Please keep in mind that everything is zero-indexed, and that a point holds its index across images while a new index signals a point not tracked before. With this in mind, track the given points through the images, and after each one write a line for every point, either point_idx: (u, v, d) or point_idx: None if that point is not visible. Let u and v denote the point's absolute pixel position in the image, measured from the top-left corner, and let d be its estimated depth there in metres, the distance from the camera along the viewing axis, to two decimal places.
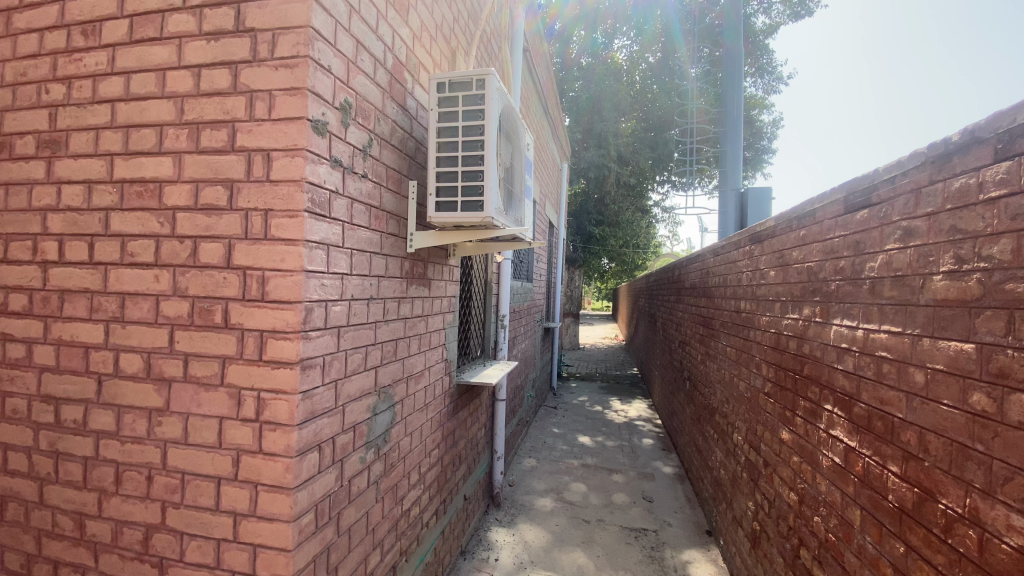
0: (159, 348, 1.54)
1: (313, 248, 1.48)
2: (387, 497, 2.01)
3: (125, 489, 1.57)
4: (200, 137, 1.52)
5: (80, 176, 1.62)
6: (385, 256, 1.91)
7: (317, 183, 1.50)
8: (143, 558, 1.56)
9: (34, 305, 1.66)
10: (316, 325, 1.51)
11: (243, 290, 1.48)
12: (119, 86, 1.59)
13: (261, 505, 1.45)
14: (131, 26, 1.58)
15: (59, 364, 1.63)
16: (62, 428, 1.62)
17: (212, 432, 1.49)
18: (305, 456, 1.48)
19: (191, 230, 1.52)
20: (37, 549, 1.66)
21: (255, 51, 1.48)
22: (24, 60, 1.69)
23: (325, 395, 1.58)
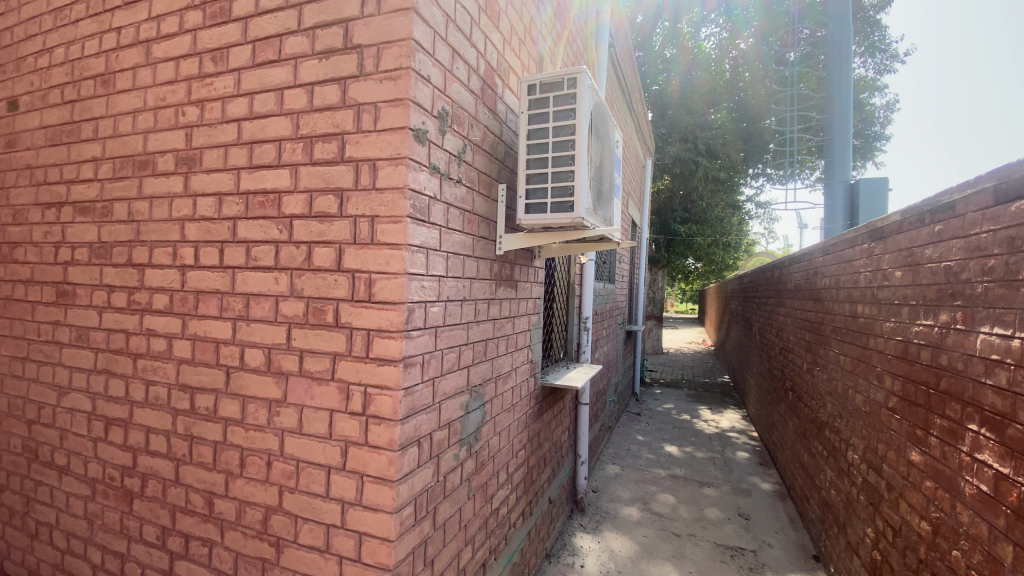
0: (277, 344, 1.68)
1: (414, 252, 1.54)
2: (478, 495, 2.05)
3: (248, 472, 1.72)
4: (313, 150, 1.64)
5: (212, 189, 1.81)
6: (478, 259, 1.94)
7: (418, 190, 1.56)
8: (262, 536, 1.70)
9: (173, 304, 1.88)
10: (417, 325, 1.57)
11: (351, 291, 1.57)
12: (244, 107, 1.75)
13: (366, 495, 1.53)
14: (254, 51, 1.74)
15: (195, 357, 1.83)
16: (196, 414, 1.82)
17: (324, 423, 1.60)
18: (406, 450, 1.54)
19: (306, 236, 1.64)
20: (173, 522, 1.87)
21: (362, 66, 1.57)
22: (163, 86, 1.92)
23: (424, 393, 1.63)
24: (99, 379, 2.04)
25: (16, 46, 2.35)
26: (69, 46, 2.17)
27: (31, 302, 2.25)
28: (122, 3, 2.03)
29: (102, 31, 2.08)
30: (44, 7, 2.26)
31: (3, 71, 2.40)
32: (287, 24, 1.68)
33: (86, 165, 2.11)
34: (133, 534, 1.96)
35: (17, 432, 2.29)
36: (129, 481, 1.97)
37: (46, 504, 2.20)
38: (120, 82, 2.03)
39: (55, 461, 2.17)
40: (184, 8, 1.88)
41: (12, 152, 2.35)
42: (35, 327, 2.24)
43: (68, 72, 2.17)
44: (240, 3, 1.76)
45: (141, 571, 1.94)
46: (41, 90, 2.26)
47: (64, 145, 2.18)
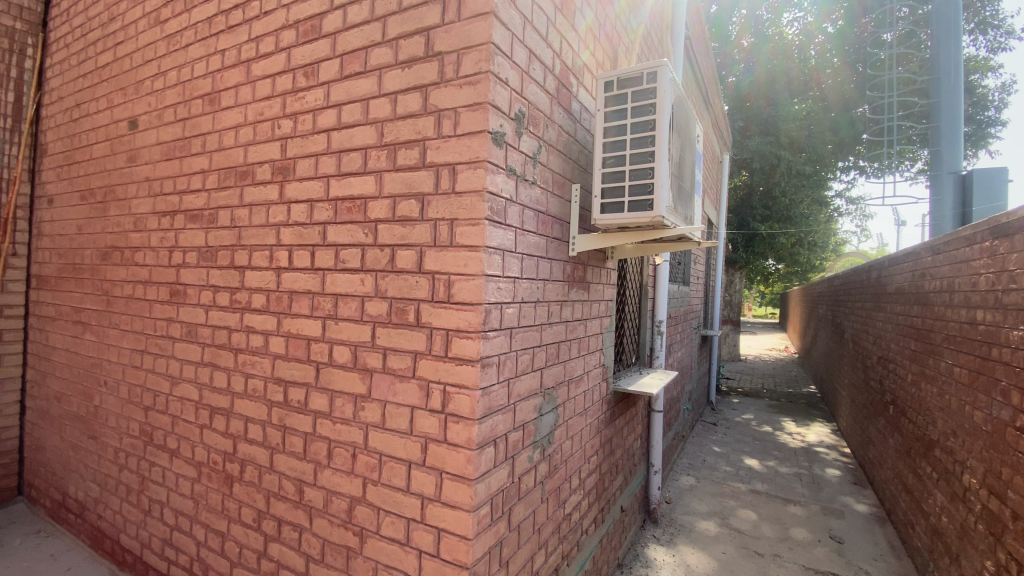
0: (363, 342, 1.75)
1: (491, 254, 1.56)
2: (551, 499, 2.03)
3: (335, 463, 1.81)
4: (396, 156, 1.70)
5: (304, 196, 1.93)
6: (552, 260, 1.93)
7: (496, 192, 1.57)
8: (347, 525, 1.78)
9: (269, 303, 2.02)
10: (494, 326, 1.58)
11: (432, 292, 1.61)
12: (332, 117, 1.86)
13: (445, 492, 1.56)
14: (342, 64, 1.83)
15: (288, 353, 1.96)
16: (289, 406, 1.94)
17: (405, 419, 1.65)
18: (483, 449, 1.55)
19: (389, 239, 1.71)
20: (268, 506, 2.01)
21: (443, 72, 1.61)
22: (261, 101, 2.08)
23: (500, 393, 1.63)
24: (205, 371, 2.24)
25: (138, 72, 2.64)
26: (181, 70, 2.41)
27: (149, 301, 2.51)
28: (226, 27, 2.22)
29: (209, 54, 2.29)
30: (160, 36, 2.52)
31: (126, 94, 2.70)
32: (372, 36, 1.76)
33: (195, 177, 2.33)
34: (232, 515, 2.13)
35: (136, 417, 2.56)
36: (230, 466, 2.14)
37: (159, 483, 2.44)
38: (223, 99, 2.22)
39: (167, 445, 2.41)
40: (279, 28, 2.02)
41: (134, 167, 2.64)
42: (152, 323, 2.49)
43: (180, 93, 2.41)
44: (329, 19, 1.87)
45: (239, 550, 2.10)
46: (158, 110, 2.52)
47: (177, 159, 2.41)
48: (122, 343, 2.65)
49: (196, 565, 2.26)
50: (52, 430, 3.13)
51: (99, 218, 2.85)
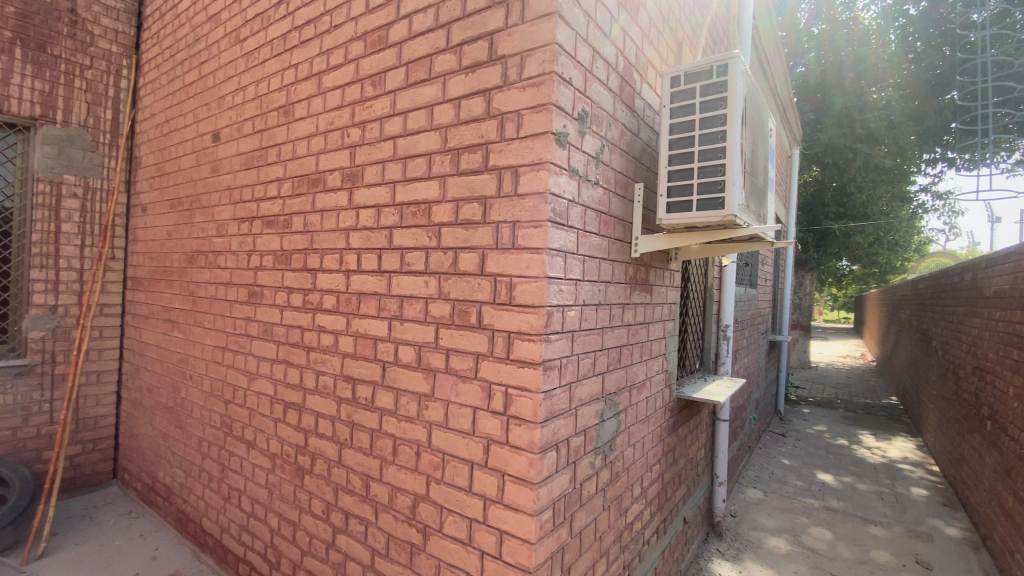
0: (427, 343, 1.79)
1: (554, 256, 1.53)
2: (613, 507, 1.98)
3: (400, 460, 1.85)
4: (459, 161, 1.72)
5: (372, 202, 2.00)
6: (614, 262, 1.88)
7: (558, 193, 1.54)
8: (410, 522, 1.81)
9: (339, 304, 2.11)
10: (556, 329, 1.55)
11: (494, 295, 1.61)
12: (398, 125, 1.91)
13: (508, 494, 1.55)
14: (408, 72, 1.88)
15: (356, 352, 2.03)
16: (357, 403, 2.02)
17: (467, 420, 1.66)
18: (545, 454, 1.54)
19: (453, 242, 1.73)
20: (336, 499, 2.09)
21: (506, 75, 1.61)
22: (332, 112, 2.17)
23: (562, 397, 1.61)
24: (280, 367, 2.37)
25: (220, 88, 2.84)
26: (258, 85, 2.56)
27: (230, 301, 2.69)
28: (299, 42, 2.34)
29: (283, 69, 2.42)
30: (240, 53, 2.70)
31: (210, 109, 2.91)
32: (436, 43, 1.79)
33: (270, 185, 2.47)
34: (303, 505, 2.23)
35: (217, 409, 2.75)
36: (301, 458, 2.24)
37: (237, 472, 2.60)
38: (297, 111, 2.34)
39: (244, 436, 2.56)
40: (349, 40, 2.11)
41: (216, 176, 2.84)
42: (232, 321, 2.67)
43: (257, 106, 2.56)
44: (396, 29, 1.93)
45: (309, 540, 2.20)
46: (238, 123, 2.70)
47: (255, 169, 2.57)
48: (205, 340, 2.85)
49: (270, 552, 2.39)
50: (144, 419, 3.41)
51: (185, 224, 3.08)
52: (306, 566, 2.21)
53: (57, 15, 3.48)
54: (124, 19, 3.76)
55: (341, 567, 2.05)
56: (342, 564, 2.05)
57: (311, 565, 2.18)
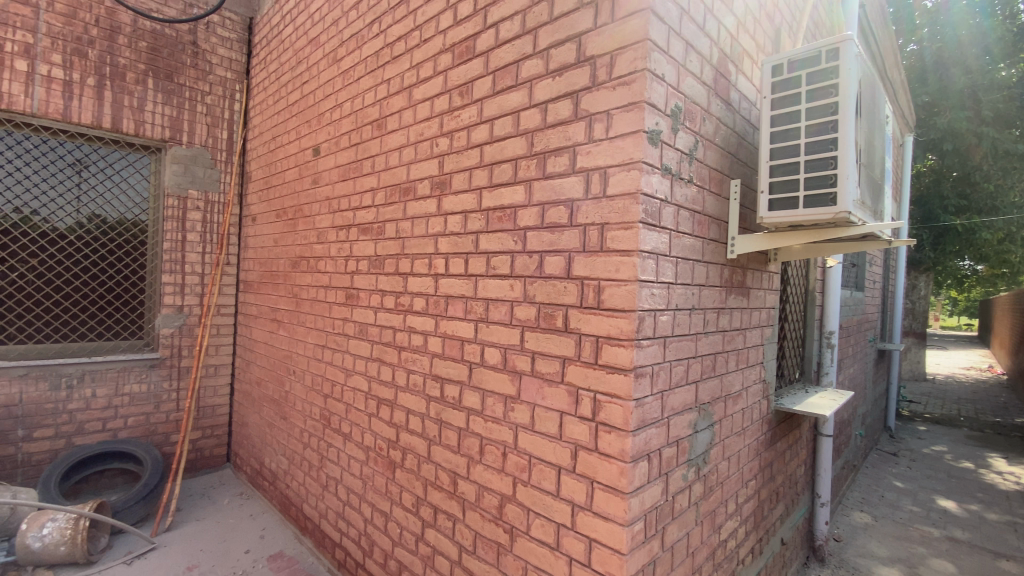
0: (512, 345, 1.79)
1: (646, 258, 1.47)
2: (706, 522, 1.89)
3: (487, 460, 1.88)
4: (545, 164, 1.70)
5: (460, 208, 2.05)
6: (707, 265, 1.79)
7: (650, 193, 1.49)
8: (498, 522, 1.83)
9: (429, 307, 2.19)
10: (647, 334, 1.50)
11: (581, 298, 1.56)
12: (485, 131, 1.94)
13: (597, 502, 1.52)
14: (495, 79, 1.91)
15: (445, 352, 2.09)
16: (445, 402, 2.08)
17: (554, 424, 1.63)
18: (636, 463, 1.48)
19: (538, 245, 1.71)
20: (425, 493, 2.17)
21: (595, 76, 1.58)
22: (422, 123, 2.27)
23: (653, 405, 1.55)
24: (374, 365, 2.51)
25: (319, 106, 3.07)
26: (354, 101, 2.74)
27: (329, 303, 2.90)
28: (391, 58, 2.47)
29: (376, 84, 2.57)
30: (337, 72, 2.90)
31: (310, 125, 3.15)
32: (523, 49, 1.81)
33: (366, 194, 2.63)
34: (394, 498, 2.34)
35: (317, 402, 2.96)
36: (393, 453, 2.35)
37: (335, 462, 2.78)
38: (389, 123, 2.47)
39: (341, 429, 2.74)
40: (438, 52, 2.19)
41: (316, 188, 3.07)
42: (331, 321, 2.87)
43: (353, 121, 2.74)
44: (483, 38, 1.97)
45: (400, 531, 2.30)
46: (335, 138, 2.90)
47: (351, 180, 2.75)
48: (306, 338, 3.09)
49: (364, 539, 2.53)
50: (253, 410, 3.75)
51: (290, 232, 3.36)
52: (397, 556, 2.31)
53: (183, 48, 3.93)
54: (236, 48, 4.18)
55: (430, 560, 2.12)
56: (431, 557, 2.12)
57: (401, 555, 2.28)
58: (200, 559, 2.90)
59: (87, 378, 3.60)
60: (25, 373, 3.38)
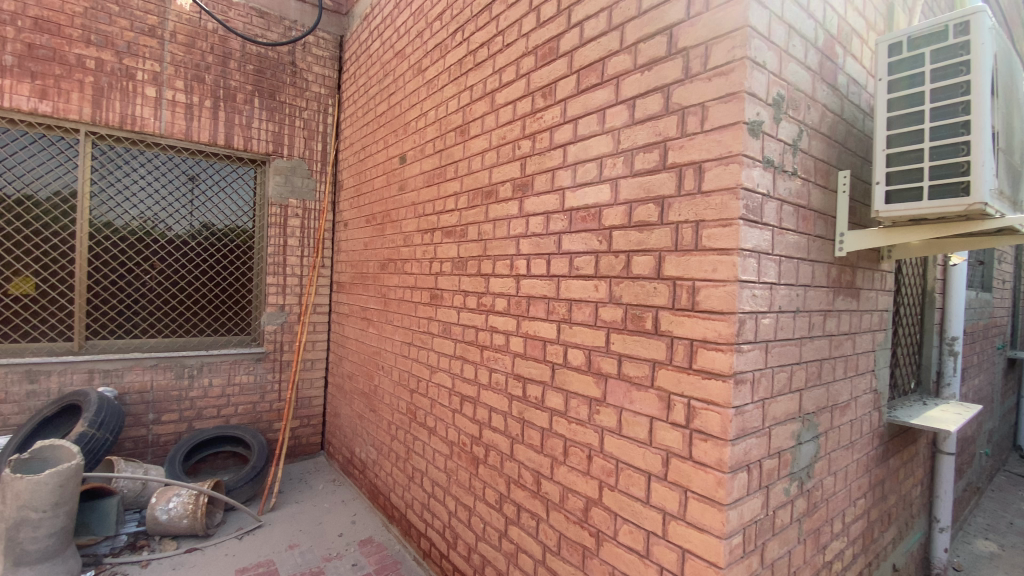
0: (597, 347, 1.76)
1: (746, 257, 1.40)
2: (809, 540, 1.76)
3: (571, 462, 1.87)
4: (634, 161, 1.66)
5: (542, 209, 2.05)
6: (812, 264, 1.67)
7: (751, 188, 1.41)
8: (583, 525, 1.82)
9: (511, 307, 2.22)
10: (747, 339, 1.42)
11: (673, 299, 1.51)
12: (569, 132, 1.93)
13: (691, 512, 1.46)
14: (579, 79, 1.90)
15: (527, 352, 2.11)
16: (528, 402, 2.09)
17: (643, 429, 1.59)
18: (735, 474, 1.41)
19: (625, 245, 1.67)
20: (509, 491, 2.20)
21: (688, 68, 1.52)
22: (504, 126, 2.30)
23: (754, 414, 1.47)
24: (457, 363, 2.59)
25: (405, 115, 3.22)
26: (438, 109, 2.84)
27: (414, 303, 3.03)
28: (474, 64, 2.53)
29: (460, 91, 2.65)
30: (422, 82, 3.02)
31: (397, 135, 3.32)
32: (610, 46, 1.78)
33: (449, 199, 2.72)
34: (478, 493, 2.40)
35: (403, 397, 3.10)
36: (476, 449, 2.41)
37: (420, 455, 2.90)
38: (472, 129, 2.53)
39: (426, 423, 2.85)
40: (520, 56, 2.22)
41: (402, 194, 3.22)
42: (416, 320, 3.00)
43: (437, 128, 2.84)
44: (567, 38, 1.97)
45: (483, 526, 2.35)
46: (420, 145, 3.03)
47: (435, 185, 2.85)
48: (394, 336, 3.25)
49: (448, 532, 2.61)
50: (345, 402, 4.01)
51: (378, 236, 3.56)
52: (481, 550, 2.37)
53: (284, 68, 4.29)
54: (329, 65, 4.49)
55: (513, 557, 2.15)
56: (514, 554, 2.15)
57: (485, 550, 2.33)
58: (300, 539, 3.14)
59: (205, 369, 4.02)
60: (156, 363, 3.84)
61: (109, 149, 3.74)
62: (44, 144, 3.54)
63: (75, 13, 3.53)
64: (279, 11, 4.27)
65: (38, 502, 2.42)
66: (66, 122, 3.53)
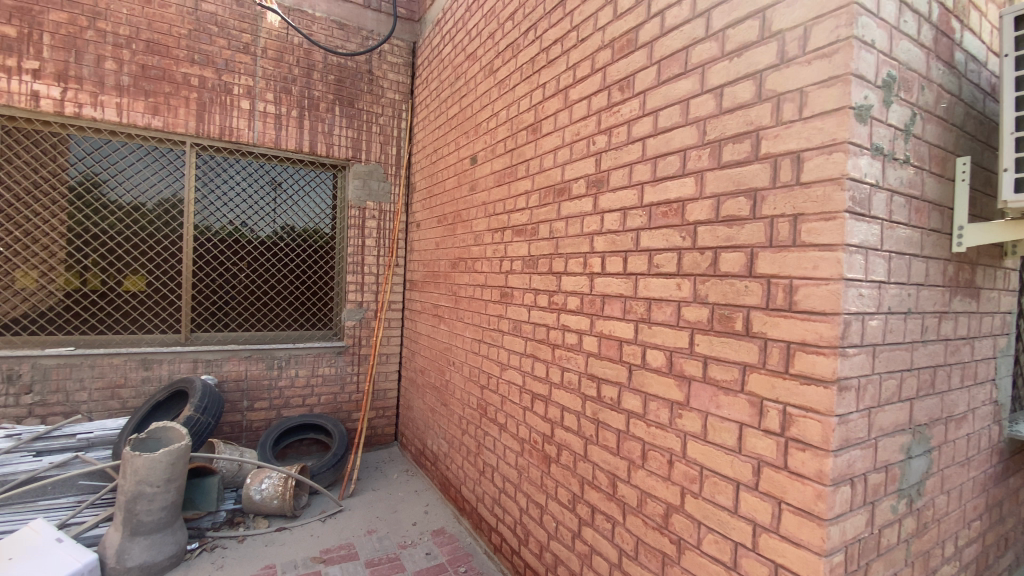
0: (680, 348, 1.70)
1: (853, 254, 1.29)
2: (918, 564, 1.60)
3: (650, 466, 1.81)
4: (721, 153, 1.58)
5: (618, 205, 2.01)
6: (926, 260, 1.51)
7: (858, 178, 1.30)
8: (663, 531, 1.76)
9: (584, 305, 2.19)
10: (853, 342, 1.31)
11: (767, 299, 1.42)
12: (649, 125, 1.87)
13: (785, 525, 1.37)
14: (660, 70, 1.84)
15: (601, 352, 2.07)
16: (603, 402, 2.06)
17: (732, 435, 1.51)
18: (838, 488, 1.30)
19: (712, 241, 1.60)
20: (582, 491, 2.18)
21: (783, 52, 1.42)
22: (578, 122, 2.28)
23: (859, 424, 1.35)
24: (528, 361, 2.60)
25: (477, 116, 3.27)
26: (509, 108, 2.86)
27: (485, 301, 3.07)
28: (547, 62, 2.53)
29: (532, 89, 2.65)
30: (493, 82, 3.06)
31: (468, 136, 3.38)
32: (694, 34, 1.71)
33: (520, 197, 2.73)
34: (550, 492, 2.39)
35: (474, 392, 3.16)
36: (548, 447, 2.41)
37: (491, 450, 2.94)
38: (545, 127, 2.53)
39: (497, 419, 2.89)
40: (596, 50, 2.18)
41: (473, 194, 3.28)
42: (487, 318, 3.04)
43: (509, 128, 2.86)
44: (646, 29, 1.91)
45: (556, 525, 2.34)
46: (492, 145, 3.06)
47: (507, 184, 2.88)
48: (465, 333, 3.32)
49: (519, 528, 2.63)
50: (417, 396, 4.16)
51: (449, 235, 3.65)
52: (553, 549, 2.37)
53: (361, 76, 4.51)
54: (402, 71, 4.67)
55: (587, 558, 2.13)
56: (588, 555, 2.12)
57: (557, 549, 2.33)
58: (377, 525, 3.29)
59: (291, 361, 4.32)
60: (250, 355, 4.17)
61: (210, 158, 4.10)
62: (156, 156, 3.93)
63: (181, 35, 3.88)
64: (357, 22, 4.48)
65: (153, 478, 2.70)
66: (175, 135, 3.91)
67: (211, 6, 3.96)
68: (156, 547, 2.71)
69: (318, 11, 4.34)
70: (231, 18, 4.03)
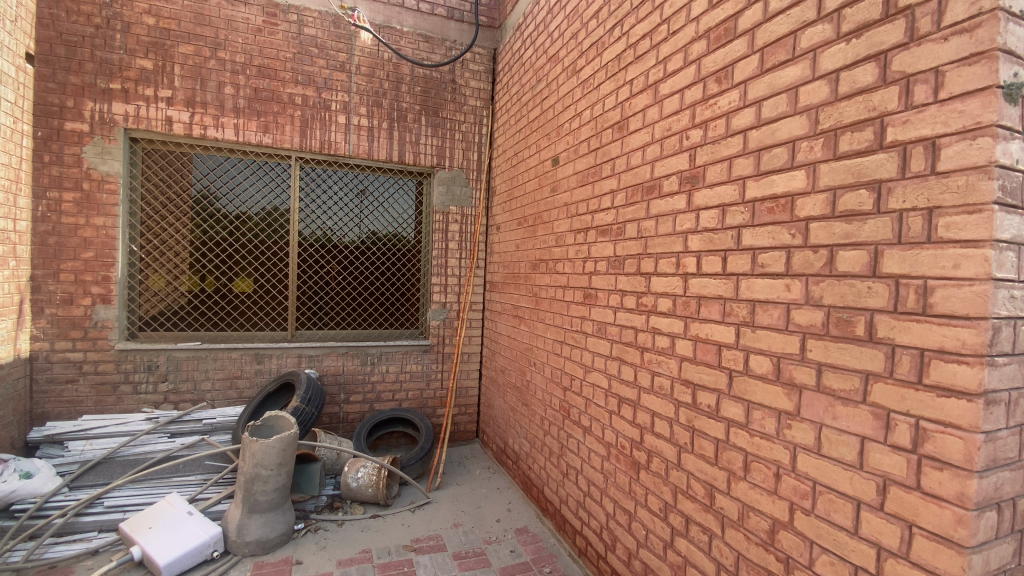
0: (788, 354, 1.60)
1: (1003, 250, 1.14)
2: None
3: (753, 478, 1.72)
4: (838, 144, 1.47)
5: (716, 201, 1.92)
6: None
7: (1010, 165, 1.14)
8: (768, 548, 1.66)
9: (677, 308, 2.12)
10: (1003, 350, 1.16)
11: (895, 301, 1.30)
12: (750, 116, 1.78)
13: (917, 551, 1.23)
14: (763, 58, 1.74)
15: (696, 356, 2.00)
16: (698, 409, 1.98)
17: (851, 450, 1.40)
18: (983, 514, 1.15)
19: (827, 238, 1.48)
20: (675, 500, 2.11)
21: (913, 29, 1.29)
22: (669, 117, 2.21)
23: (1009, 443, 1.19)
24: (614, 363, 2.56)
25: (559, 117, 3.28)
26: (594, 107, 2.83)
27: (568, 302, 3.07)
28: (635, 58, 2.48)
29: (619, 87, 2.61)
30: (577, 82, 3.05)
31: (550, 138, 3.39)
32: (803, 17, 1.59)
33: (605, 197, 2.70)
34: (639, 498, 2.34)
35: (557, 393, 3.17)
36: (637, 453, 2.36)
37: (575, 452, 2.93)
38: (632, 124, 2.48)
39: (581, 421, 2.87)
40: (689, 41, 2.11)
41: (555, 195, 3.28)
42: (570, 319, 3.03)
43: (593, 128, 2.84)
44: (747, 16, 1.82)
45: (646, 533, 2.29)
46: (574, 146, 3.06)
47: (591, 184, 2.86)
48: (546, 334, 3.33)
49: (606, 533, 2.60)
50: (499, 395, 4.24)
51: (530, 237, 3.69)
52: (642, 557, 2.32)
53: (445, 86, 4.68)
54: (484, 78, 4.79)
55: (681, 569, 2.06)
56: (682, 566, 2.06)
57: (647, 557, 2.28)
58: (462, 519, 3.40)
59: (382, 357, 4.58)
60: (346, 351, 4.48)
61: (311, 170, 4.45)
62: (266, 170, 4.33)
63: (287, 58, 4.23)
64: (441, 34, 4.67)
65: (267, 461, 2.96)
66: (282, 151, 4.29)
67: (312, 29, 4.30)
68: (269, 525, 2.98)
69: (405, 26, 4.56)
70: (329, 39, 4.34)
